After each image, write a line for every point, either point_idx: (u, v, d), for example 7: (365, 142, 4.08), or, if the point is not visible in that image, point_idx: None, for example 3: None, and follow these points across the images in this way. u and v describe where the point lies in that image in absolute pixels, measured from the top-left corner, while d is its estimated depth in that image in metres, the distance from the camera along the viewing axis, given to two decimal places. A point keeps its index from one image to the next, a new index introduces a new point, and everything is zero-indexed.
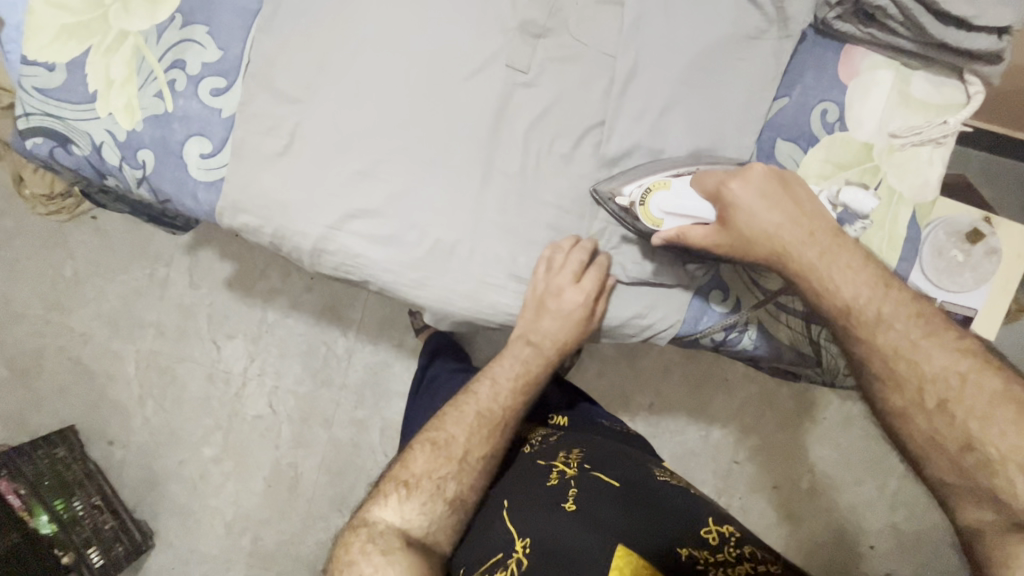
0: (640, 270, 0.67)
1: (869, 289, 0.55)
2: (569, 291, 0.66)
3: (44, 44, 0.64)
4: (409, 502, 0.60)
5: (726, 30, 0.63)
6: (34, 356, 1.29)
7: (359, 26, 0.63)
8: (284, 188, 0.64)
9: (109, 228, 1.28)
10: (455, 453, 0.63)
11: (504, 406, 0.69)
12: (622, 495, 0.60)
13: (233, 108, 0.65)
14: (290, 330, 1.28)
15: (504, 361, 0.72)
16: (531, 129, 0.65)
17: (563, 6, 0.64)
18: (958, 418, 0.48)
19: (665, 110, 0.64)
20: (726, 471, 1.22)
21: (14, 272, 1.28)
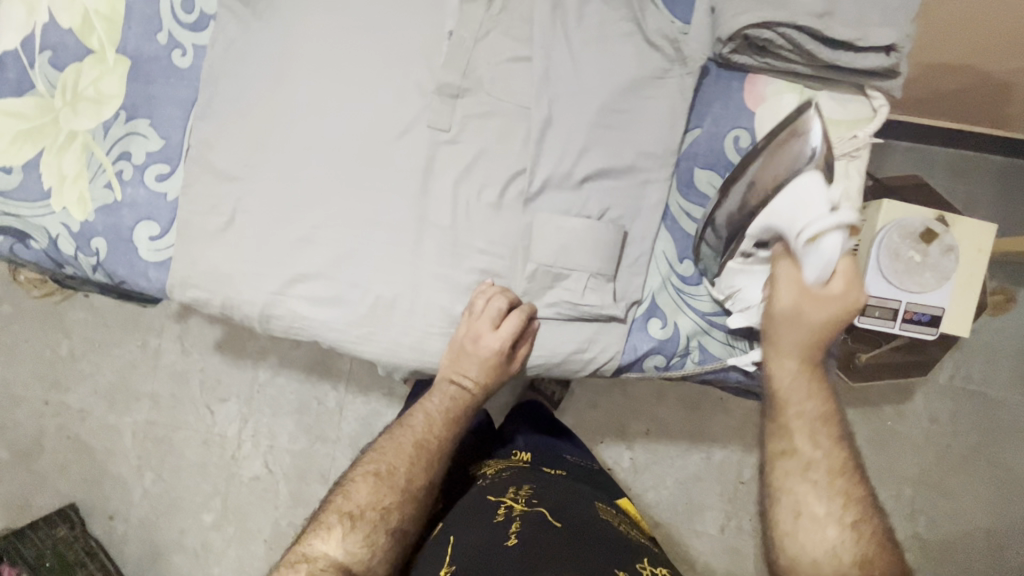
0: (571, 307, 0.66)
1: (809, 415, 0.57)
2: (489, 335, 0.66)
3: (1, 151, 0.68)
4: (355, 538, 0.61)
5: (631, 73, 0.66)
6: (33, 437, 1.31)
7: (290, 107, 0.68)
8: (227, 260, 0.67)
9: (101, 304, 1.32)
10: (395, 486, 0.66)
11: (437, 436, 0.71)
12: (563, 530, 0.61)
13: (176, 192, 0.69)
14: (280, 389, 1.30)
15: (439, 399, 0.72)
16: (459, 182, 0.68)
17: (476, 67, 0.67)
18: (867, 546, 0.52)
19: (583, 152, 0.67)
20: (732, 494, 1.20)
21: (11, 356, 1.32)
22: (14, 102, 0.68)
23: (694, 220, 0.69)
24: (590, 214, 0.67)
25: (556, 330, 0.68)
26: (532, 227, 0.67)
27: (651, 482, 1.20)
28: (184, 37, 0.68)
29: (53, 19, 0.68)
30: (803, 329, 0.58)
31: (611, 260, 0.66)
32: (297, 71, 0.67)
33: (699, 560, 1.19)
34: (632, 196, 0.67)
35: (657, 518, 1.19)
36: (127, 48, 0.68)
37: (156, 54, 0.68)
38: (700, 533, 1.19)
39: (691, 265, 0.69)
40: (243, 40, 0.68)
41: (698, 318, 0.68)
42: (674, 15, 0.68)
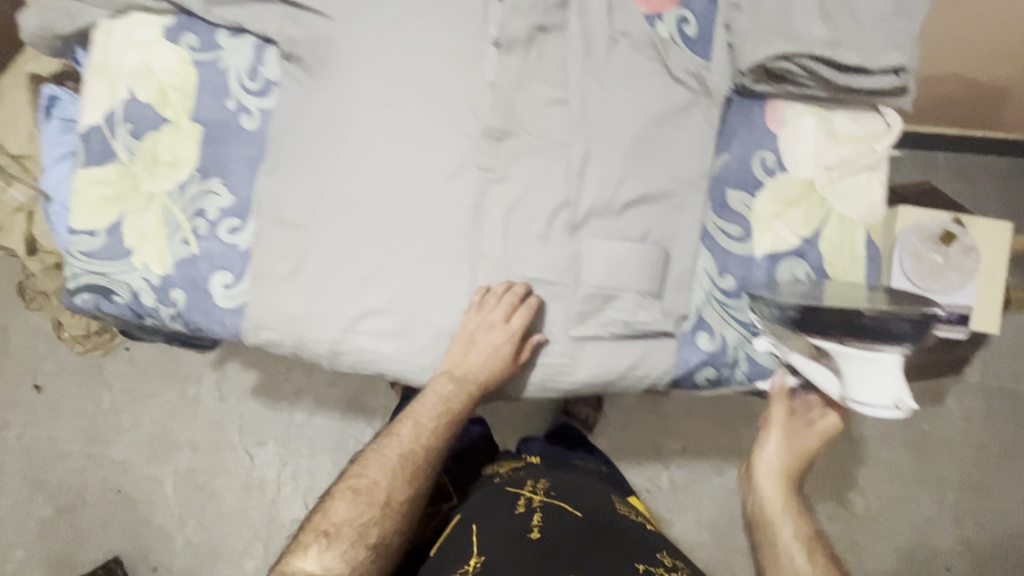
0: (622, 325, 0.70)
1: (798, 535, 0.68)
2: (492, 333, 0.70)
3: (87, 216, 0.75)
4: (335, 550, 0.69)
5: (660, 107, 0.72)
6: (76, 492, 1.34)
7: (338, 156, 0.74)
8: (297, 302, 0.72)
9: (140, 356, 1.37)
10: (380, 503, 0.72)
11: (425, 448, 0.76)
12: (581, 520, 0.71)
13: (248, 243, 0.74)
14: (319, 429, 1.33)
15: (427, 410, 0.75)
16: (507, 216, 0.73)
17: (517, 112, 0.73)
18: None
19: (622, 181, 0.72)
20: None
21: (54, 411, 1.36)
22: (98, 170, 0.75)
23: (730, 237, 0.73)
24: (632, 238, 0.72)
25: (611, 350, 0.71)
26: (580, 254, 0.72)
27: (690, 500, 1.21)
28: (251, 103, 0.75)
29: (132, 95, 0.75)
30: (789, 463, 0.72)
31: (657, 281, 0.71)
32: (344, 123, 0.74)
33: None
34: (670, 219, 0.72)
35: (697, 536, 1.20)
36: (199, 116, 0.75)
37: (226, 119, 0.75)
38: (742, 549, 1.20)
39: (732, 279, 0.72)
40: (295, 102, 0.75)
41: (742, 329, 0.72)
42: (697, 52, 0.73)
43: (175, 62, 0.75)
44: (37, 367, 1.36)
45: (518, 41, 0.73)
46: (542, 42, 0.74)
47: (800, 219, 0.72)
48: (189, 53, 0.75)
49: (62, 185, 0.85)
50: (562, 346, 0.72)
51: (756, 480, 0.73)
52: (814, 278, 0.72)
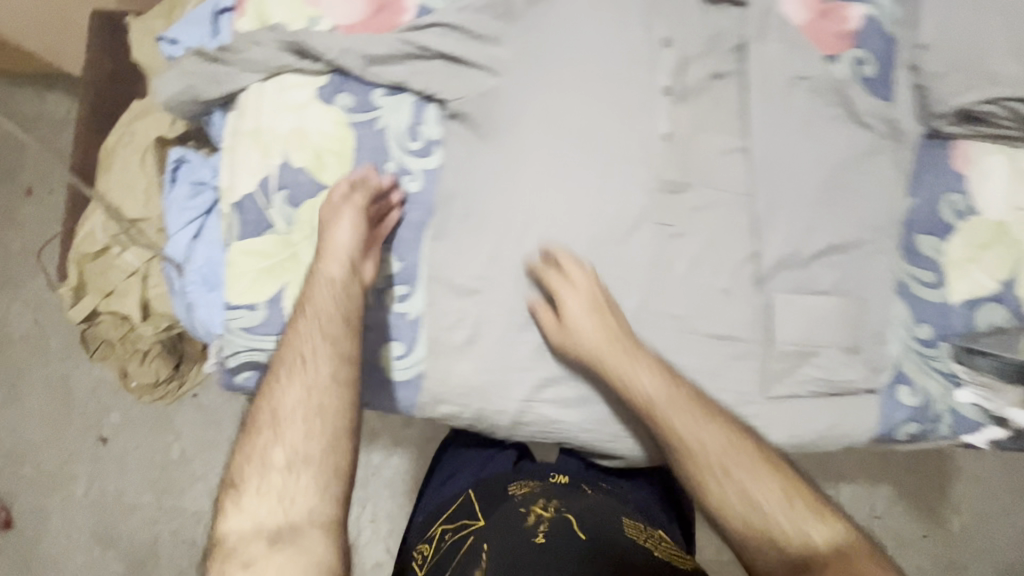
0: (825, 384, 0.68)
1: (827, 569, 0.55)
2: (346, 254, 0.66)
3: (245, 289, 0.71)
4: (252, 497, 0.57)
5: (845, 153, 0.69)
6: (148, 547, 1.29)
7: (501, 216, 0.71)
8: (477, 372, 0.69)
9: (209, 402, 1.33)
10: (295, 415, 0.59)
11: (333, 348, 0.62)
12: (586, 546, 0.63)
13: (419, 310, 0.71)
14: None
15: (325, 286, 0.64)
16: (689, 272, 0.70)
17: (695, 163, 0.70)
18: None
19: (808, 231, 0.69)
20: (866, 528, 1.13)
21: (123, 464, 1.32)
22: (254, 241, 0.71)
23: (923, 284, 0.70)
24: (822, 290, 0.69)
25: (809, 410, 0.68)
26: (771, 308, 0.69)
27: None
28: (414, 164, 0.72)
29: (286, 159, 0.72)
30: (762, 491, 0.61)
31: (855, 335, 0.68)
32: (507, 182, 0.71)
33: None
34: (860, 269, 0.69)
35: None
36: (359, 180, 0.72)
37: (388, 181, 0.71)
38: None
39: (929, 328, 0.70)
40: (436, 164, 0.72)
41: (943, 380, 0.70)
42: (878, 92, 0.70)
43: (331, 123, 0.72)
44: (103, 419, 1.32)
45: (693, 90, 0.71)
46: (716, 90, 0.71)
47: (995, 262, 0.70)
48: (346, 114, 0.72)
49: (200, 253, 0.82)
50: (756, 407, 0.69)
51: (671, 420, 0.64)
52: (1012, 324, 0.70)
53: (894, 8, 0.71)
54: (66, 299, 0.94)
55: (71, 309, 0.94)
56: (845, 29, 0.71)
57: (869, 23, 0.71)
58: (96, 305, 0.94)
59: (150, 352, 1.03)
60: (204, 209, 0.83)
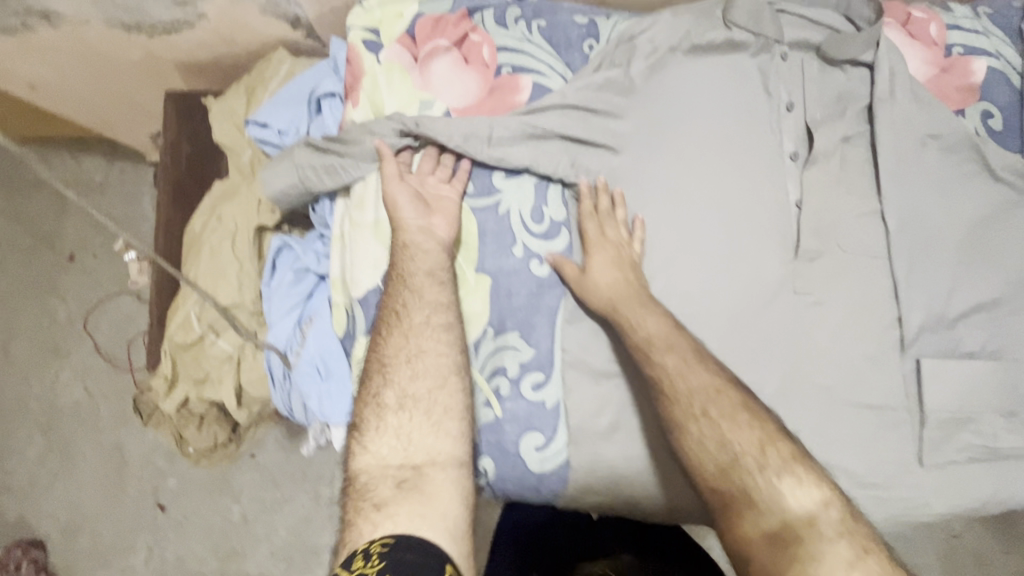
0: (998, 442, 0.66)
1: None
2: (437, 219, 0.67)
3: None
4: (375, 440, 0.59)
5: (982, 210, 0.68)
6: None
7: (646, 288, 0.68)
8: (626, 458, 0.67)
9: (268, 459, 1.20)
10: (412, 377, 0.61)
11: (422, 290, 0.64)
12: None
13: (557, 397, 0.69)
14: None
15: (407, 254, 0.65)
16: (834, 339, 0.68)
17: (830, 228, 0.69)
18: None
19: (952, 291, 0.68)
20: (947, 550, 1.07)
21: (183, 530, 1.19)
22: None
23: None
24: (971, 351, 0.68)
25: (974, 477, 0.66)
26: (920, 373, 0.67)
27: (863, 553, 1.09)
28: (539, 246, 0.70)
29: None
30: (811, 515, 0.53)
31: (1011, 397, 0.67)
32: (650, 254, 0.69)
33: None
34: (1008, 328, 0.68)
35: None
36: (484, 266, 0.70)
37: (515, 267, 0.70)
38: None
39: None
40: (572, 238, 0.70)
41: None
42: (1006, 145, 0.70)
43: None
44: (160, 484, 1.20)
45: (823, 153, 0.70)
46: (846, 153, 0.70)
47: None
48: (466, 200, 0.71)
49: (309, 343, 0.79)
50: (915, 477, 0.66)
51: (710, 412, 0.59)
52: None
53: (1016, 60, 0.72)
54: (160, 390, 0.91)
55: (164, 401, 0.91)
56: (970, 83, 0.71)
57: (992, 77, 0.71)
58: (187, 395, 0.91)
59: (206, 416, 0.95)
60: (306, 294, 0.82)
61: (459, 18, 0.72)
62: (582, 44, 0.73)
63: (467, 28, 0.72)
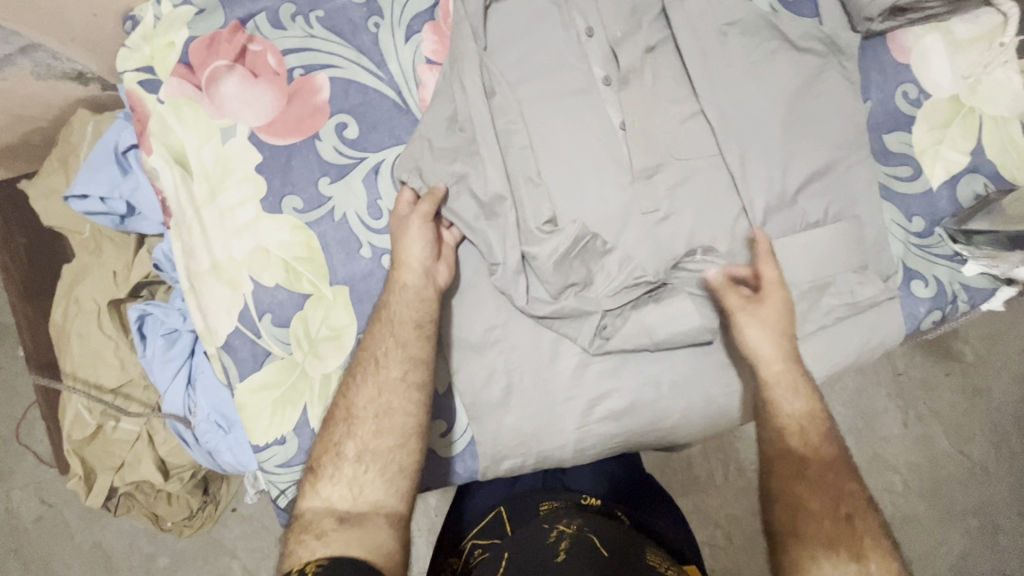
0: (863, 290, 0.69)
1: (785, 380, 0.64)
2: (205, 72, 0.68)
3: (266, 426, 0.67)
4: (328, 484, 0.58)
5: (797, 80, 0.69)
6: None
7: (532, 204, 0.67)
8: (528, 419, 0.68)
9: (253, 511, 1.16)
10: (372, 420, 0.60)
11: (406, 390, 0.61)
12: (609, 557, 0.57)
13: (448, 382, 0.69)
14: None
15: (402, 298, 0.64)
16: (690, 244, 0.69)
17: (658, 141, 0.69)
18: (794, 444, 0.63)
19: (787, 166, 0.69)
20: (895, 387, 1.12)
21: None
22: (257, 376, 0.68)
23: (904, 180, 0.71)
24: (818, 219, 0.70)
25: (844, 333, 0.70)
26: (778, 255, 0.69)
27: (825, 413, 1.11)
28: (386, 242, 0.69)
29: (258, 283, 0.68)
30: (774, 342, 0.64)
31: (861, 253, 0.69)
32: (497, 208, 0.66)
33: (897, 464, 1.10)
34: (843, 188, 0.70)
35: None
36: (339, 277, 0.68)
37: (368, 269, 0.69)
38: (886, 438, 1.11)
39: (921, 220, 0.71)
40: (540, 188, 0.67)
41: (950, 263, 0.71)
42: (802, 14, 0.71)
43: (287, 231, 0.68)
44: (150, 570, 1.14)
45: (633, 71, 0.69)
46: (654, 62, 0.70)
47: (960, 136, 0.72)
48: (299, 216, 0.68)
49: (201, 400, 0.78)
50: None
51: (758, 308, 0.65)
52: (993, 186, 0.72)
53: None
54: (79, 490, 0.88)
55: (88, 499, 0.88)
56: None
57: None
58: (112, 482, 0.89)
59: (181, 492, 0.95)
60: (186, 352, 0.79)
61: (231, 30, 0.68)
62: (367, 25, 0.70)
63: (243, 39, 0.68)
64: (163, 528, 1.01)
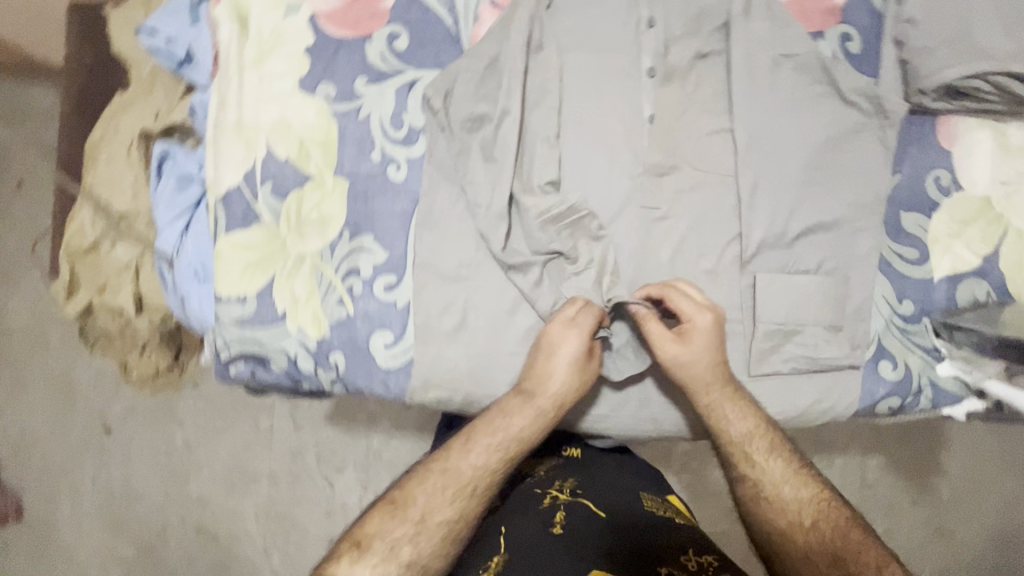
0: (828, 349, 0.68)
1: (754, 431, 0.65)
2: None
3: (233, 281, 0.71)
4: (397, 526, 0.58)
5: (833, 131, 0.69)
6: (160, 528, 1.19)
7: (541, 162, 0.69)
8: (468, 358, 0.71)
9: (212, 390, 1.21)
10: (463, 483, 0.62)
11: (481, 481, 0.62)
12: (609, 521, 0.64)
13: (407, 299, 0.71)
14: (396, 452, 1.16)
15: (537, 381, 0.65)
16: (675, 253, 0.70)
17: (679, 143, 0.71)
18: (777, 494, 0.63)
19: (794, 209, 0.69)
20: (860, 492, 1.07)
21: (130, 453, 1.20)
22: (241, 234, 0.72)
23: (907, 261, 0.70)
24: (808, 269, 0.70)
25: (795, 385, 0.70)
26: (756, 289, 0.69)
27: None
28: (396, 152, 0.72)
29: (270, 152, 0.72)
30: (704, 369, 0.65)
31: (837, 313, 0.69)
32: (507, 153, 0.68)
33: None
34: (844, 248, 0.70)
35: None
36: (343, 170, 0.72)
37: (373, 172, 0.72)
38: None
39: (911, 304, 0.70)
40: (552, 149, 0.69)
41: (926, 355, 0.70)
42: (861, 69, 0.71)
43: (312, 114, 0.72)
44: (107, 409, 1.21)
45: (677, 70, 0.71)
46: (700, 69, 0.71)
47: (978, 237, 0.70)
48: (328, 104, 0.72)
49: (190, 246, 0.83)
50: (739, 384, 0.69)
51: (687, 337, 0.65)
52: (995, 297, 0.71)
53: None
54: (60, 293, 0.94)
55: (64, 305, 0.94)
56: (832, 4, 0.72)
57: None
58: (90, 300, 0.94)
59: (149, 345, 1.01)
60: (191, 203, 0.84)
61: None
62: None
63: None
64: (126, 375, 1.09)
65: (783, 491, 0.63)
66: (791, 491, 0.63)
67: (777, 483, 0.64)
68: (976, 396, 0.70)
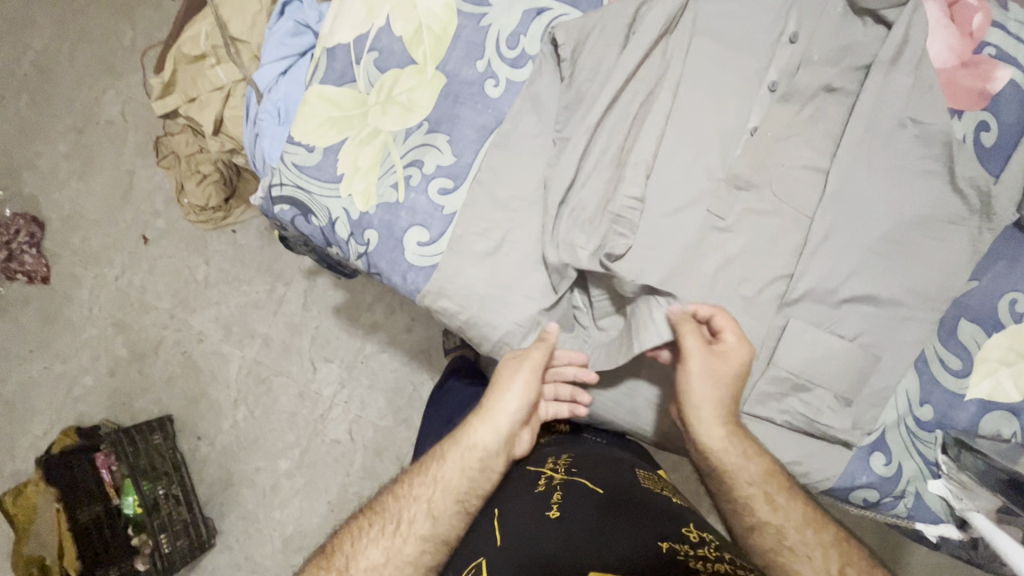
0: (830, 419, 0.66)
1: (745, 464, 0.62)
2: None
3: (308, 129, 0.74)
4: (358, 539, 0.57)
5: (928, 213, 0.66)
6: (152, 343, 1.25)
7: (629, 128, 0.68)
8: (485, 283, 0.70)
9: (245, 242, 1.26)
10: (420, 494, 0.60)
11: (416, 524, 0.58)
12: (602, 496, 0.59)
13: (455, 208, 0.71)
14: (382, 365, 1.21)
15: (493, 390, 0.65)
16: (721, 269, 0.69)
17: (769, 165, 0.69)
18: (782, 535, 0.59)
19: (854, 273, 0.67)
20: None
21: (153, 266, 1.27)
22: (332, 89, 0.75)
23: (946, 368, 0.68)
24: (842, 335, 0.67)
25: (781, 439, 0.68)
26: (784, 333, 0.67)
27: None
28: (501, 69, 0.73)
29: (388, 25, 0.74)
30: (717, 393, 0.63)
31: (854, 387, 0.67)
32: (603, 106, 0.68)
33: None
34: (889, 332, 0.67)
35: None
36: (446, 67, 0.73)
37: (472, 79, 0.73)
38: None
39: (930, 411, 0.68)
40: (646, 121, 0.68)
41: (922, 463, 0.68)
42: (984, 164, 0.68)
43: (440, 5, 0.74)
44: (149, 221, 1.28)
45: (798, 93, 0.69)
46: (822, 101, 0.69)
47: None
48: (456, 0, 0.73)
49: (281, 87, 0.86)
50: None
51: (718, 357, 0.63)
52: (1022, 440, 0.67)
53: None
54: (156, 89, 1.00)
55: (155, 102, 1.01)
56: (985, 89, 0.68)
57: (1009, 92, 0.68)
58: (177, 107, 1.01)
59: (209, 177, 1.16)
60: (299, 49, 0.87)
61: None
62: None
63: None
64: (179, 200, 1.21)
65: (788, 531, 0.59)
66: (795, 526, 0.59)
67: (784, 523, 0.60)
68: (958, 525, 0.68)
